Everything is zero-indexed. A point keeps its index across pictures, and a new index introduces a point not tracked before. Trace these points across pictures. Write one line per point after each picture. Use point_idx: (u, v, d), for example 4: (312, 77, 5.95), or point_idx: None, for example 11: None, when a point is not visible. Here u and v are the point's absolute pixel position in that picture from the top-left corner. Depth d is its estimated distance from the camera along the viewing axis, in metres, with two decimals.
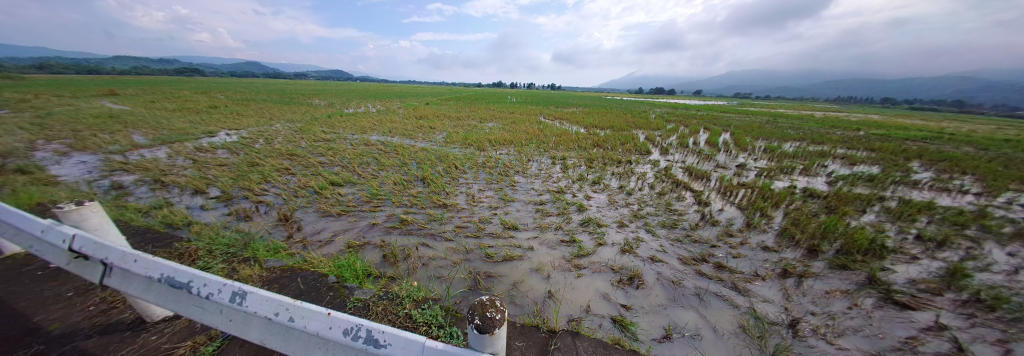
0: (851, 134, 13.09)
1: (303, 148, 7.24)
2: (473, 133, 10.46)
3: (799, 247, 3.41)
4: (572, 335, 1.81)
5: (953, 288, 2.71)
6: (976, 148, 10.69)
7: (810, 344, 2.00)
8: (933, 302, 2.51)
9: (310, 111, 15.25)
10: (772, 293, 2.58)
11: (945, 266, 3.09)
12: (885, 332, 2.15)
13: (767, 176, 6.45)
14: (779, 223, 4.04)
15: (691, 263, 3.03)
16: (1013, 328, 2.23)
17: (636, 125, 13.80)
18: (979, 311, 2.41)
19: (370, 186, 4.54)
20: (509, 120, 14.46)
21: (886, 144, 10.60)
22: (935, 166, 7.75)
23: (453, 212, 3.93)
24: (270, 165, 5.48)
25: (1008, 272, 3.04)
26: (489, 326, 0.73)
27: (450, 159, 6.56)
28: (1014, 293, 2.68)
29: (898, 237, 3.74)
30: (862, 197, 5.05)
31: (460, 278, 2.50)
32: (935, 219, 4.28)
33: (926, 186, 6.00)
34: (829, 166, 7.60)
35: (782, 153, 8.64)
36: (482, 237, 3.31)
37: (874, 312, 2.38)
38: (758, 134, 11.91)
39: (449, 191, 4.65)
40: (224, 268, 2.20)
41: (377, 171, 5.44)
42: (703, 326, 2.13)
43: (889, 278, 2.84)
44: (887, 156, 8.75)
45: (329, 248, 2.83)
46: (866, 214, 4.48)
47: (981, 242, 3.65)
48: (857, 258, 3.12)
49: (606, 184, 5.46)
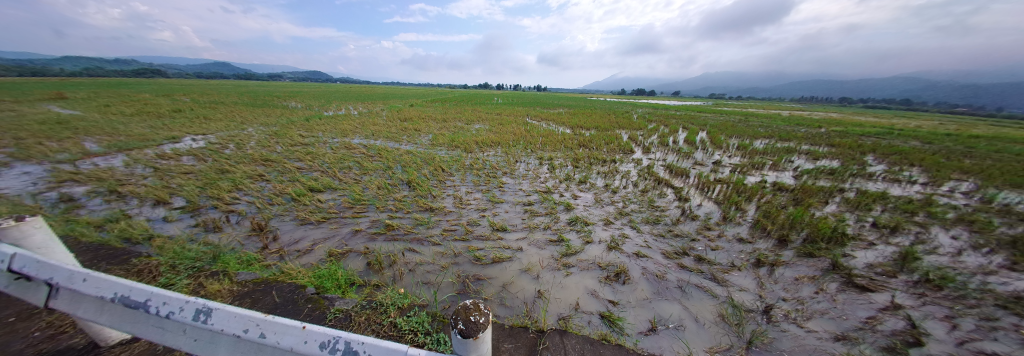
0: (813, 131, 14.07)
1: (279, 153, 6.88)
2: (459, 135, 10.36)
3: (771, 237, 3.60)
4: (560, 334, 1.81)
5: (906, 270, 2.94)
6: (922, 142, 11.74)
7: (784, 328, 2.10)
8: (889, 284, 2.72)
9: (287, 114, 14.54)
10: (748, 282, 2.70)
11: (898, 250, 3.36)
12: (848, 314, 2.30)
13: (741, 172, 6.79)
14: (752, 215, 4.26)
15: (674, 256, 3.12)
16: (957, 305, 2.45)
17: (619, 125, 14.18)
18: (927, 290, 2.63)
19: (352, 191, 4.38)
20: (495, 121, 14.41)
21: (845, 139, 11.47)
22: (887, 159, 8.45)
23: (441, 215, 3.85)
24: (242, 171, 5.17)
25: (951, 254, 3.34)
26: (471, 331, 0.72)
27: (436, 161, 6.46)
28: (957, 272, 2.95)
29: (857, 225, 4.04)
30: (826, 189, 5.42)
31: (449, 282, 2.45)
32: (889, 208, 4.65)
33: (880, 178, 6.54)
34: (796, 161, 8.11)
35: (754, 150, 9.14)
36: (471, 240, 3.25)
37: (837, 294, 2.55)
38: (731, 132, 12.54)
39: (436, 194, 4.55)
40: (189, 284, 2.03)
41: (359, 175, 5.28)
42: (687, 317, 2.20)
43: (850, 264, 3.05)
44: (846, 151, 9.46)
45: (309, 258, 2.69)
46: (829, 204, 4.82)
47: (928, 227, 4.01)
48: (822, 246, 3.34)
49: (593, 184, 5.54)
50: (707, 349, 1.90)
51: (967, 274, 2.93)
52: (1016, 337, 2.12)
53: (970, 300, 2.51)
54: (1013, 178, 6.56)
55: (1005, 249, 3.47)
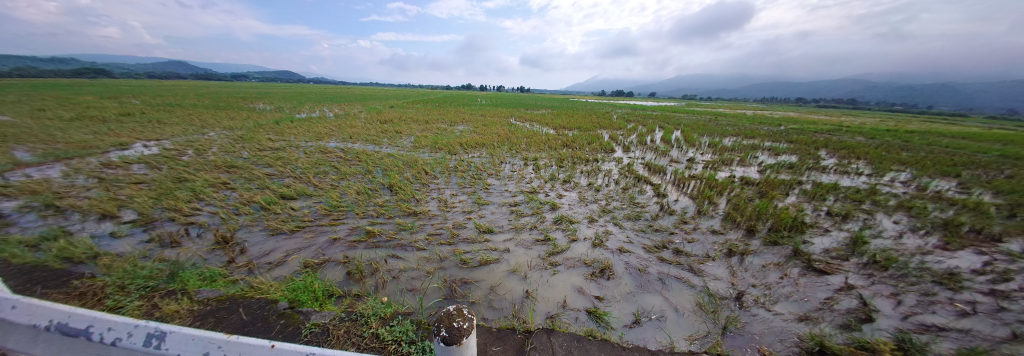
0: (775, 129, 15.20)
1: (246, 158, 6.41)
2: (442, 136, 10.18)
3: (741, 228, 3.82)
4: (547, 333, 1.81)
5: (857, 253, 3.23)
6: (866, 137, 13.01)
7: (754, 313, 2.23)
8: (843, 266, 2.97)
9: (254, 117, 13.59)
10: (721, 271, 2.85)
11: (849, 235, 3.69)
12: (808, 295, 2.49)
13: (712, 168, 7.18)
14: (724, 208, 4.50)
15: (654, 250, 3.22)
16: (900, 282, 2.71)
17: (601, 125, 14.56)
18: (874, 271, 2.91)
19: (329, 198, 4.17)
20: (479, 122, 14.30)
21: (802, 136, 12.48)
22: (838, 153, 9.28)
23: (425, 219, 3.75)
24: (204, 179, 4.76)
25: (894, 237, 3.71)
26: (456, 336, 0.98)
27: (419, 164, 6.31)
28: (899, 253, 3.28)
29: (815, 214, 4.39)
30: (787, 182, 5.85)
31: (435, 288, 2.38)
32: (841, 198, 5.10)
33: (833, 171, 7.17)
34: (761, 157, 8.70)
35: (723, 147, 9.71)
36: (457, 244, 3.18)
37: (798, 278, 2.75)
38: (704, 131, 13.25)
39: (420, 198, 4.43)
40: (142, 306, 1.82)
41: (336, 180, 5.03)
42: (668, 308, 2.27)
43: (810, 250, 3.30)
44: (803, 146, 10.29)
45: (282, 270, 2.51)
46: (790, 196, 5.20)
47: (873, 213, 4.43)
48: (785, 234, 3.59)
49: (577, 183, 5.63)
50: (687, 337, 1.97)
51: (906, 255, 3.27)
52: (949, 309, 2.37)
53: (908, 277, 2.80)
54: (940, 168, 7.44)
55: (935, 231, 3.91)
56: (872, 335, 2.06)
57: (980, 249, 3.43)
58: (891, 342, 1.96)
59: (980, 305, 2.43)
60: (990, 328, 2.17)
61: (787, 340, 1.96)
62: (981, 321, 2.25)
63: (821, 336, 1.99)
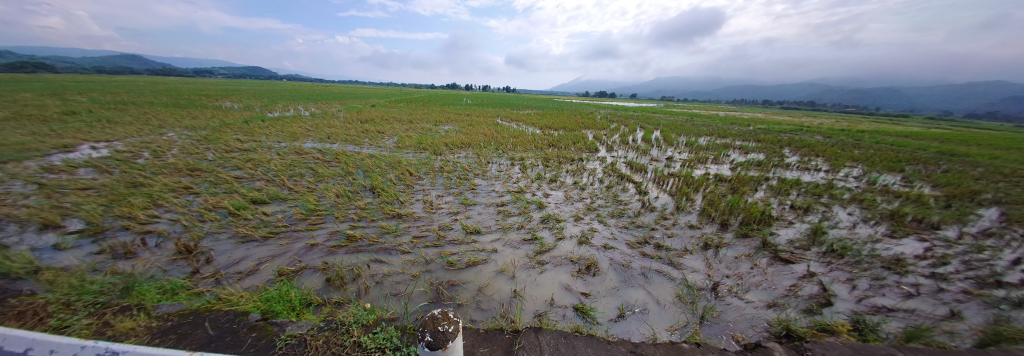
0: (745, 128, 16.15)
1: (211, 161, 5.96)
2: (427, 136, 9.97)
3: (716, 222, 4.02)
4: (535, 331, 1.81)
5: (817, 242, 3.49)
6: (824, 136, 14.12)
7: (728, 302, 2.35)
8: (806, 255, 3.20)
9: (221, 116, 12.65)
10: (698, 263, 2.98)
11: (810, 226, 3.98)
12: (776, 284, 2.66)
13: (689, 166, 7.52)
14: (700, 204, 4.72)
15: (637, 246, 3.31)
16: (854, 268, 2.96)
17: (585, 125, 14.83)
18: (832, 259, 3.15)
19: (306, 201, 3.96)
20: (465, 122, 14.14)
21: (769, 136, 13.35)
22: (800, 151, 10.00)
23: (410, 222, 3.64)
24: (163, 184, 4.37)
25: (848, 227, 4.05)
26: (440, 341, 0.95)
27: (402, 164, 6.13)
28: (852, 242, 3.58)
29: (781, 207, 4.70)
30: (756, 178, 6.23)
31: (421, 291, 2.32)
32: (803, 192, 5.50)
33: (796, 167, 7.72)
34: (733, 155, 9.22)
35: (699, 146, 10.20)
36: (443, 245, 3.12)
37: (767, 267, 2.93)
38: (681, 131, 13.84)
39: (404, 200, 4.31)
40: (90, 325, 1.63)
41: (313, 183, 4.79)
42: (651, 301, 2.34)
43: (777, 241, 3.53)
44: (770, 145, 11.01)
45: (254, 280, 2.35)
46: (759, 191, 5.55)
47: (831, 206, 4.81)
48: (755, 227, 3.82)
49: (562, 182, 5.69)
50: (668, 328, 2.04)
51: (860, 243, 3.57)
52: (897, 291, 2.62)
53: (861, 264, 3.06)
54: (886, 164, 8.21)
55: (884, 221, 4.30)
56: (831, 318, 2.23)
57: (921, 237, 3.81)
58: (847, 323, 2.13)
59: (922, 287, 2.70)
60: (931, 307, 2.41)
61: (757, 326, 2.08)
62: (924, 301, 2.49)
63: (787, 320, 2.13)
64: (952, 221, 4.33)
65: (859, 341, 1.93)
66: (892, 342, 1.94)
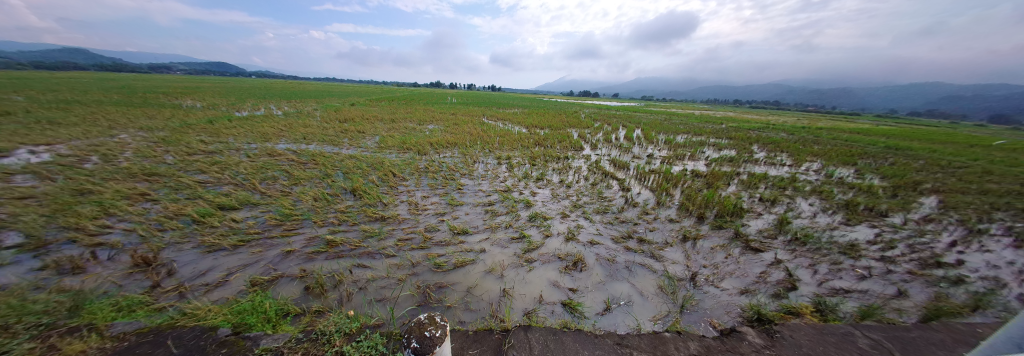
0: (719, 126, 17.02)
1: (172, 164, 5.49)
2: (410, 136, 9.72)
3: (693, 215, 4.21)
4: (525, 329, 1.79)
5: (783, 231, 3.74)
6: (788, 133, 15.16)
7: (705, 291, 2.46)
8: (774, 244, 3.42)
9: (182, 116, 11.67)
10: (678, 255, 3.10)
11: (777, 217, 4.27)
12: (748, 271, 2.82)
13: (668, 163, 7.82)
14: (678, 199, 4.92)
15: (621, 240, 3.40)
16: (815, 254, 3.21)
17: (570, 124, 15.06)
18: (796, 246, 3.39)
19: (280, 206, 3.74)
20: (450, 121, 13.92)
21: (741, 133, 14.15)
22: (768, 147, 10.68)
23: (394, 224, 3.53)
24: (115, 191, 3.97)
25: (810, 216, 4.38)
26: (427, 346, 0.92)
27: (385, 165, 5.94)
28: (814, 230, 3.87)
29: (751, 200, 5.00)
30: (729, 173, 6.58)
31: (407, 295, 2.25)
32: (770, 185, 5.88)
33: (764, 162, 8.23)
34: (708, 152, 9.69)
35: (677, 143, 10.64)
36: (430, 247, 3.05)
37: (740, 257, 3.10)
38: (661, 129, 14.37)
39: (388, 202, 4.17)
40: (33, 349, 1.44)
41: (288, 186, 4.54)
42: (635, 293, 2.41)
43: (748, 231, 3.75)
44: (741, 142, 11.67)
45: (223, 291, 2.19)
46: (732, 185, 5.86)
47: (795, 198, 5.17)
48: (728, 219, 4.03)
49: (549, 180, 5.74)
50: (652, 318, 2.11)
51: (820, 231, 3.86)
52: (852, 274, 2.85)
53: (821, 250, 3.32)
54: (842, 158, 8.93)
55: (841, 210, 4.69)
56: (796, 301, 2.39)
57: (871, 224, 4.18)
58: (810, 305, 2.30)
59: (874, 269, 2.95)
60: (881, 287, 2.65)
61: (732, 311, 2.20)
62: (875, 282, 2.74)
63: (758, 305, 2.26)
64: (897, 208, 4.78)
65: (819, 320, 2.09)
66: (848, 320, 2.11)
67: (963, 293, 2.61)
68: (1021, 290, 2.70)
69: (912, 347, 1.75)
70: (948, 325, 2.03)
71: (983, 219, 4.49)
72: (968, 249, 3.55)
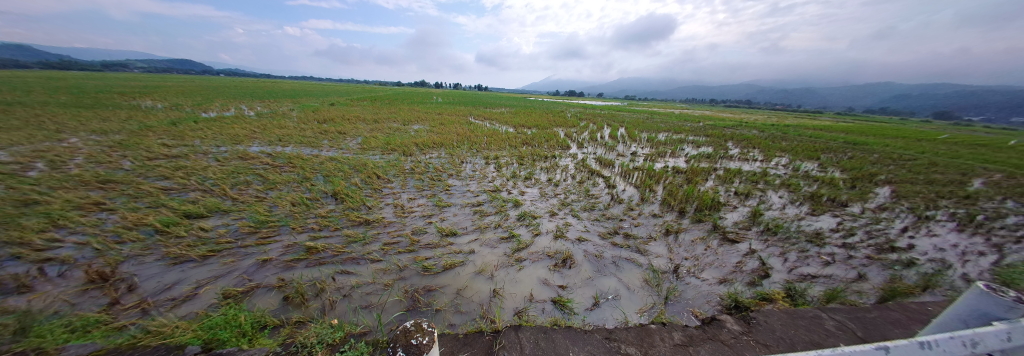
0: (697, 124, 17.76)
1: (130, 170, 5.05)
2: (394, 137, 9.47)
3: (675, 210, 4.36)
4: (515, 330, 1.75)
5: (757, 223, 3.96)
6: (760, 130, 16.04)
7: (687, 282, 2.56)
8: (749, 235, 3.60)
9: (140, 117, 10.75)
10: (661, 248, 3.20)
11: (751, 209, 4.50)
12: (725, 261, 2.96)
13: (651, 160, 8.06)
14: (661, 194, 5.08)
15: (608, 236, 3.47)
16: (785, 243, 3.41)
17: (556, 123, 15.19)
18: (768, 236, 3.59)
19: (254, 212, 3.53)
20: (435, 121, 13.68)
21: (717, 131, 14.83)
22: (742, 144, 11.25)
23: (379, 228, 3.42)
24: (62, 200, 3.59)
25: (780, 208, 4.65)
26: (415, 352, 0.90)
27: (369, 167, 5.75)
28: (783, 220, 4.12)
29: (728, 194, 5.25)
30: (707, 169, 6.87)
31: (395, 301, 2.18)
32: (745, 180, 6.19)
33: (739, 158, 8.66)
34: (688, 149, 10.07)
35: (659, 141, 10.99)
36: (418, 250, 2.98)
37: (718, 248, 3.24)
38: (644, 127, 14.80)
39: (372, 205, 4.04)
40: None
41: (262, 191, 4.30)
42: (622, 288, 2.46)
43: (725, 223, 3.93)
44: (718, 139, 12.24)
45: (192, 306, 2.04)
46: (710, 180, 6.13)
47: (767, 191, 5.48)
48: (707, 213, 4.21)
49: (537, 179, 5.76)
50: (638, 311, 2.16)
51: (790, 221, 4.11)
52: (818, 260, 3.06)
53: (791, 239, 3.53)
54: (808, 153, 9.55)
55: (807, 201, 5.01)
56: (769, 288, 2.53)
57: (834, 213, 4.50)
58: (782, 291, 2.44)
59: (837, 255, 3.18)
60: (844, 272, 2.86)
61: (712, 300, 2.31)
62: (839, 267, 2.95)
63: (736, 293, 2.37)
64: (857, 198, 5.17)
65: (790, 304, 2.21)
66: (815, 303, 2.25)
67: (914, 274, 2.85)
68: (960, 269, 2.99)
69: (873, 327, 1.82)
70: (904, 304, 2.15)
71: (929, 206, 4.94)
72: (917, 234, 3.90)
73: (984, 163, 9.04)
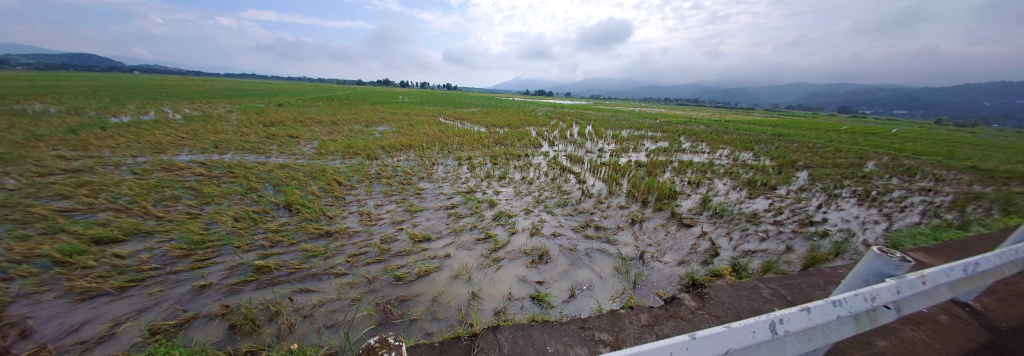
0: (655, 121, 19.23)
1: (8, 189, 4.04)
2: (357, 139, 8.82)
3: (639, 201, 4.68)
4: (493, 330, 1.67)
5: (707, 208, 4.41)
6: (707, 125, 17.86)
7: (651, 266, 2.77)
8: (702, 219, 4.00)
9: (18, 124, 8.63)
10: (628, 237, 3.42)
11: (702, 196, 4.99)
12: (683, 244, 3.25)
13: (617, 155, 8.54)
14: (626, 187, 5.41)
15: (580, 229, 3.61)
16: (730, 225, 3.84)
17: (528, 122, 15.38)
18: (716, 219, 4.02)
19: (187, 232, 3.05)
20: (402, 122, 13.05)
21: (673, 127, 16.21)
22: (694, 138, 12.42)
23: (344, 239, 3.17)
24: None
25: (726, 194, 5.22)
26: None
27: (328, 174, 5.30)
28: (729, 205, 4.63)
29: (684, 184, 5.75)
30: (665, 162, 7.46)
31: (364, 315, 2.03)
32: (698, 170, 6.83)
33: (691, 151, 9.54)
34: (649, 144, 10.85)
35: (622, 138, 11.69)
36: (389, 259, 2.82)
37: (676, 233, 3.55)
38: (609, 125, 15.63)
39: (333, 214, 3.72)
40: None
41: (196, 207, 3.73)
42: (595, 277, 2.57)
43: (681, 210, 4.31)
44: (673, 134, 13.38)
45: (108, 348, 1.70)
46: (669, 172, 6.66)
47: (715, 180, 6.11)
48: (666, 202, 4.59)
49: (511, 178, 5.78)
50: (611, 297, 2.29)
51: (734, 205, 4.65)
52: (757, 237, 3.50)
53: (735, 220, 3.99)
54: (747, 145, 10.83)
55: (746, 186, 5.71)
56: (719, 265, 2.83)
57: (767, 196, 5.18)
58: (729, 266, 2.75)
59: (770, 232, 3.67)
60: (776, 245, 3.31)
61: (673, 281, 2.53)
62: (772, 241, 3.41)
63: (692, 272, 2.62)
64: (784, 182, 6.01)
65: (736, 278, 2.51)
66: (755, 274, 2.58)
67: (828, 243, 3.41)
68: (860, 236, 3.63)
69: (799, 291, 2.08)
70: (820, 269, 2.47)
71: (837, 185, 5.91)
72: (829, 209, 4.64)
73: (874, 148, 11.04)
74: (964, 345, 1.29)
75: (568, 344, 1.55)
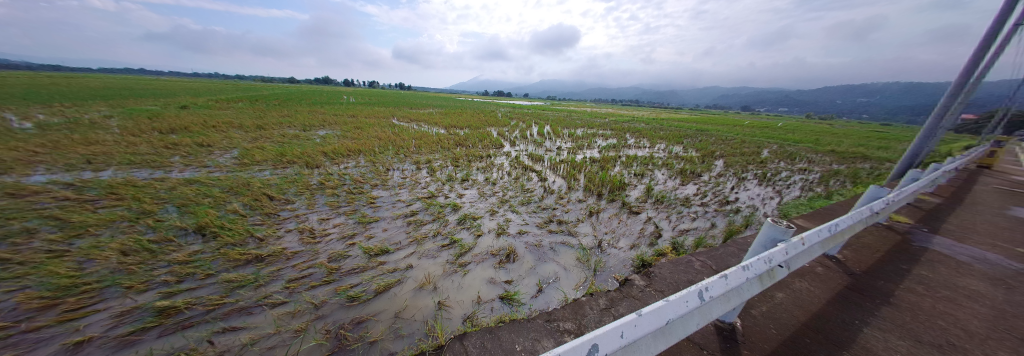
0: (605, 120, 20.89)
1: None
2: (293, 146, 7.73)
3: (594, 194, 5.04)
4: (461, 338, 1.62)
5: (651, 196, 4.94)
6: (647, 123, 20.08)
7: (608, 253, 3.02)
8: (648, 206, 4.47)
9: None
10: (587, 228, 3.66)
11: (647, 186, 5.56)
12: (632, 230, 3.60)
13: (573, 152, 9.03)
14: (582, 181, 5.78)
15: (544, 225, 3.73)
16: (669, 209, 4.38)
17: (487, 123, 15.31)
18: (658, 205, 4.55)
19: (50, 275, 2.32)
20: (349, 125, 11.87)
21: (620, 125, 17.81)
22: (637, 135, 13.84)
23: (280, 262, 2.75)
24: None
25: (666, 183, 5.92)
26: None
27: (258, 188, 4.55)
28: (668, 192, 5.27)
29: (632, 176, 6.36)
30: (615, 157, 8.16)
31: (313, 346, 1.80)
32: (643, 163, 7.62)
33: (636, 146, 10.59)
34: (600, 141, 11.75)
35: (577, 136, 12.43)
36: (340, 280, 2.54)
37: (627, 220, 3.91)
38: (565, 124, 16.48)
39: (265, 235, 3.21)
40: None
41: (61, 241, 2.85)
42: (560, 270, 2.69)
43: (631, 200, 4.76)
44: (620, 132, 14.74)
45: None
46: (619, 166, 7.29)
47: (657, 171, 6.88)
48: (618, 193, 5.02)
49: (474, 180, 5.70)
50: (574, 287, 2.43)
51: (671, 192, 5.30)
52: (690, 218, 4.05)
53: (672, 205, 4.57)
54: (679, 139, 12.44)
55: (679, 175, 6.57)
56: (662, 245, 3.21)
57: (696, 182, 6.04)
58: (670, 245, 3.13)
59: (699, 212, 4.29)
60: (704, 223, 3.89)
61: (626, 264, 2.79)
62: (701, 220, 3.99)
63: (642, 254, 2.92)
64: (706, 170, 7.08)
65: (676, 254, 2.87)
66: (690, 250, 2.99)
67: (740, 217, 4.13)
68: (761, 210, 4.48)
69: (722, 260, 2.47)
70: (737, 239, 2.98)
71: (744, 170, 7.19)
72: (741, 190, 5.61)
73: (769, 138, 13.68)
74: (834, 289, 1.68)
75: (536, 339, 1.58)
